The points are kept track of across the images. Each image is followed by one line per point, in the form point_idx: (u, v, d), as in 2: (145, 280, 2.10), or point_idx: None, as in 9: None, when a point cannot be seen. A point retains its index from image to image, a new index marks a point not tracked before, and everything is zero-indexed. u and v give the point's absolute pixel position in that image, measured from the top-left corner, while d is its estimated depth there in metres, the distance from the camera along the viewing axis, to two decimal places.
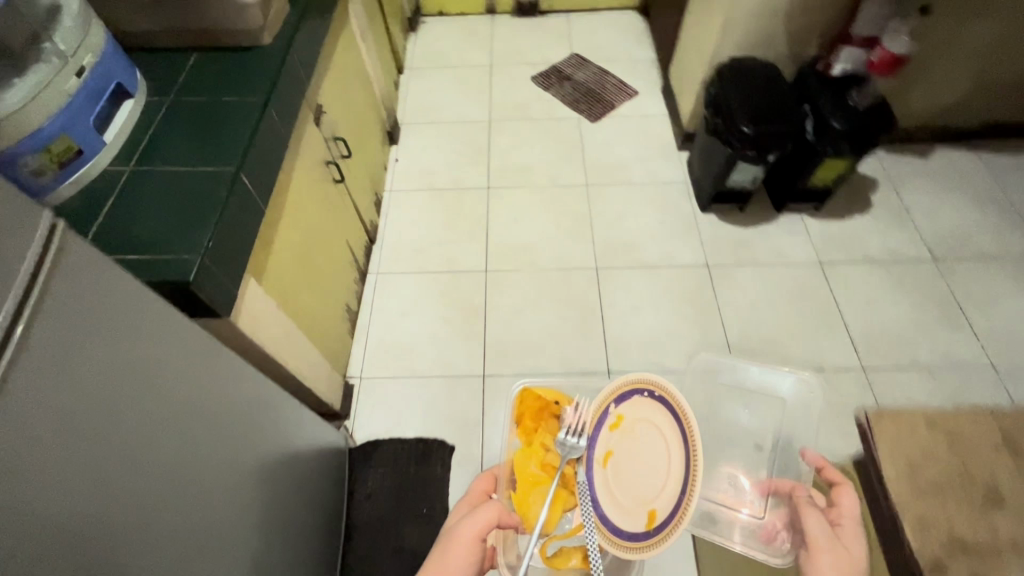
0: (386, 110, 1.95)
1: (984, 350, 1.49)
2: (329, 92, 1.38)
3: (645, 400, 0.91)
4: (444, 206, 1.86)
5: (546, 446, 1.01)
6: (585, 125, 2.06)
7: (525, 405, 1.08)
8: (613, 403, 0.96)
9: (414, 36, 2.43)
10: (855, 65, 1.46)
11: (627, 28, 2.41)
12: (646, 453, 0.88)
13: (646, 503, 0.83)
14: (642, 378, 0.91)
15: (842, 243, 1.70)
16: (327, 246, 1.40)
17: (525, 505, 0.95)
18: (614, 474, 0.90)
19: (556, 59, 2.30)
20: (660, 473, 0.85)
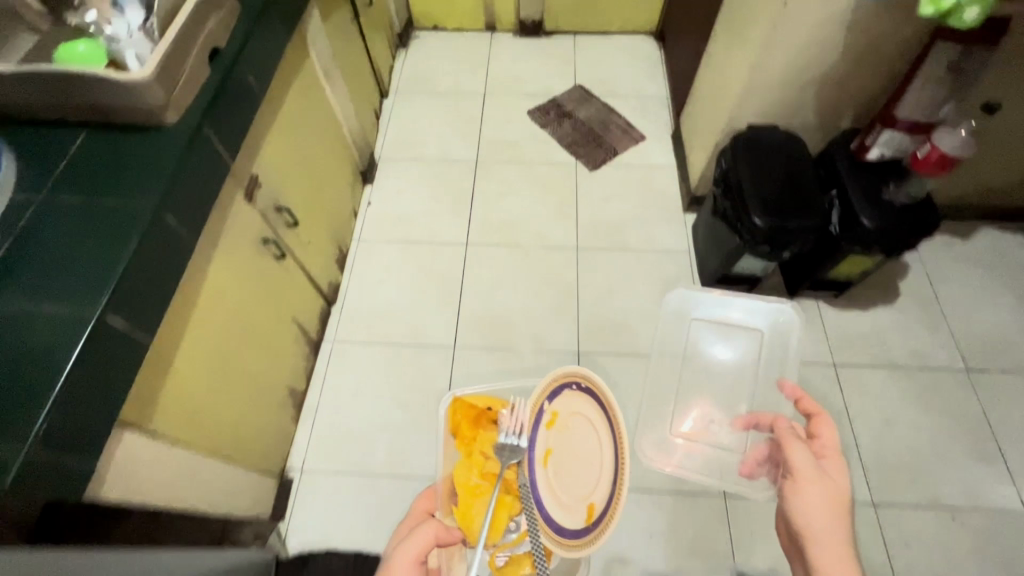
0: (361, 147, 1.75)
1: (1016, 491, 1.29)
2: (272, 155, 1.18)
3: (573, 395, 1.06)
4: (416, 263, 1.67)
5: (484, 454, 1.05)
6: (582, 174, 1.84)
7: (463, 410, 1.11)
8: (545, 403, 1.04)
9: (404, 53, 2.21)
10: (894, 151, 1.23)
11: (639, 56, 2.17)
12: (581, 450, 1.04)
13: (586, 498, 0.99)
14: (570, 373, 1.05)
15: (861, 341, 1.49)
16: (265, 330, 1.22)
17: (469, 519, 0.96)
18: (553, 471, 1.01)
19: (558, 90, 2.07)
20: (591, 462, 1.02)
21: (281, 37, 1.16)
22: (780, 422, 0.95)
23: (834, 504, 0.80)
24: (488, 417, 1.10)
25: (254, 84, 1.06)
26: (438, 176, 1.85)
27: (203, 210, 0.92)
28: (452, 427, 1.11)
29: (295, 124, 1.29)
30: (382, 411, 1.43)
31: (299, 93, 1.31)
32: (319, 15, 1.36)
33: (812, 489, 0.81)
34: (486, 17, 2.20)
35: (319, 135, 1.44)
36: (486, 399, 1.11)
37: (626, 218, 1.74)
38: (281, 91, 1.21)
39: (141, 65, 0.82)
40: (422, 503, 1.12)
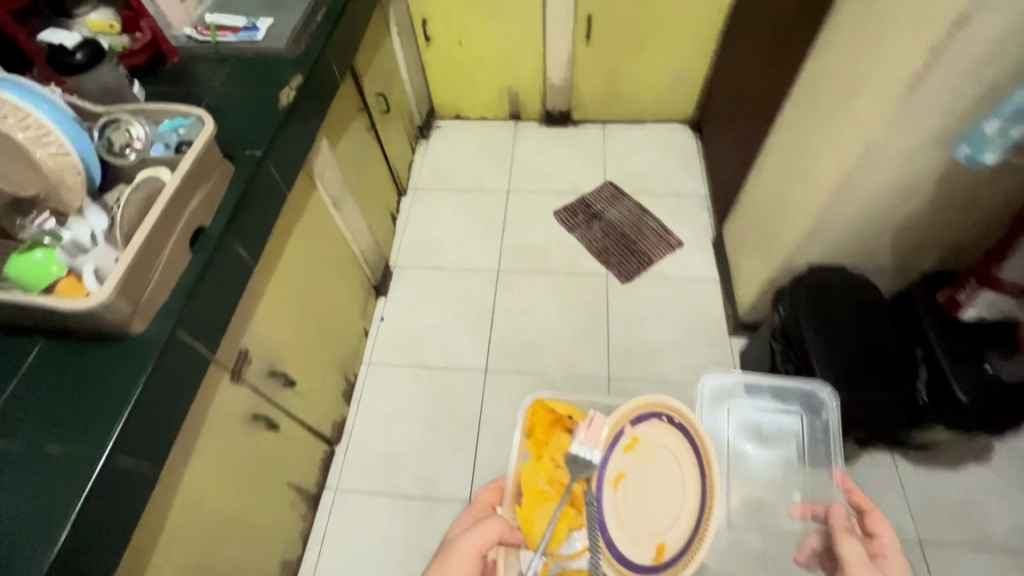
0: (375, 261, 1.63)
1: None
2: (266, 319, 1.05)
3: (662, 423, 0.88)
4: (430, 395, 1.53)
5: (553, 461, 0.91)
6: (613, 287, 1.68)
7: (539, 413, 0.99)
8: (628, 423, 0.89)
9: (424, 145, 2.11)
10: (998, 312, 1.03)
11: (674, 148, 2.01)
12: (661, 477, 0.87)
13: (655, 535, 0.83)
14: (660, 402, 0.86)
15: (951, 511, 1.25)
16: (254, 511, 1.08)
17: (529, 525, 0.86)
18: (624, 497, 0.87)
19: (587, 187, 1.93)
20: (670, 499, 0.85)
21: (282, 189, 1.04)
22: (833, 510, 0.90)
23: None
24: (564, 425, 0.97)
25: (245, 255, 0.93)
26: (456, 288, 1.72)
27: (170, 431, 0.79)
28: (527, 424, 1.00)
29: (296, 271, 1.17)
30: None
31: (302, 237, 1.19)
32: (327, 147, 1.25)
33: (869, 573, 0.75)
34: (511, 107, 2.08)
35: (326, 268, 1.32)
36: (566, 405, 0.99)
37: (662, 342, 1.57)
38: (280, 243, 1.09)
39: (97, 284, 0.70)
40: (483, 499, 1.00)
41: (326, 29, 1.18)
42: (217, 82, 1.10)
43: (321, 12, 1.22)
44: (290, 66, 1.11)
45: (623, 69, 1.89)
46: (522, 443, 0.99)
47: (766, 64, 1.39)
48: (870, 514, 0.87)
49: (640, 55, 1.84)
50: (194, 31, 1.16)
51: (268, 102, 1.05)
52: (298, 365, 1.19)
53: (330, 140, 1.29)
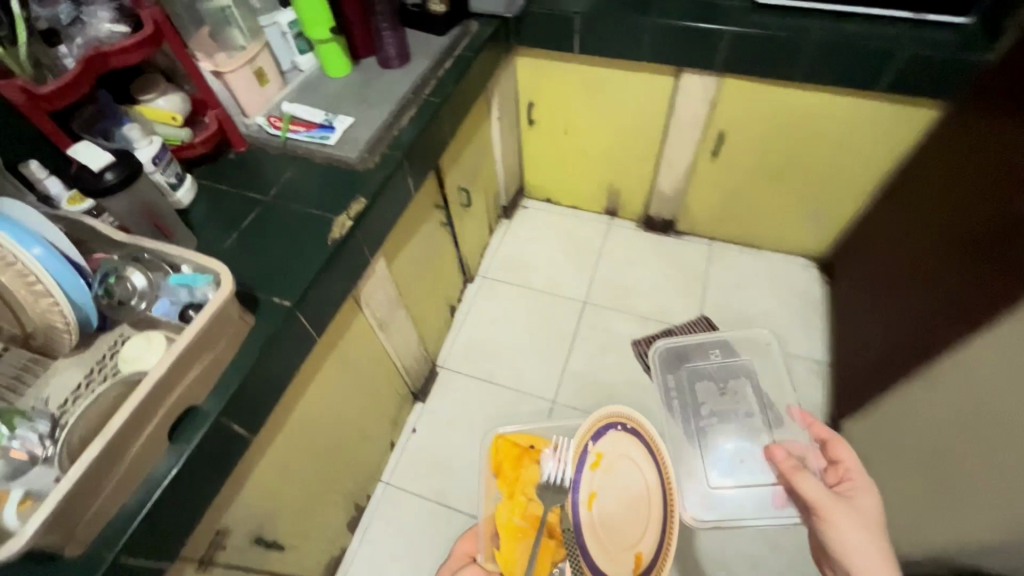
0: (420, 366, 1.45)
1: None
2: (261, 483, 0.89)
3: (621, 434, 1.17)
4: (443, 543, 1.32)
5: (525, 496, 1.23)
6: (685, 457, 1.40)
7: (504, 444, 1.33)
8: (591, 441, 1.18)
9: (505, 223, 1.91)
10: None
11: (792, 292, 1.68)
12: (625, 481, 1.15)
13: (632, 548, 1.10)
14: (616, 415, 1.17)
15: None
16: None
17: (509, 561, 1.16)
18: (596, 509, 1.16)
19: (676, 318, 1.66)
20: (639, 510, 1.12)
21: (312, 340, 0.87)
22: (775, 452, 0.96)
23: (876, 523, 0.84)
24: (530, 454, 1.32)
25: (243, 433, 0.77)
26: (501, 413, 1.50)
27: None
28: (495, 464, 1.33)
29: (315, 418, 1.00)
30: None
31: (330, 375, 1.02)
32: (384, 270, 1.09)
33: (848, 514, 0.84)
34: (609, 203, 1.84)
35: (356, 396, 1.15)
36: (525, 435, 1.34)
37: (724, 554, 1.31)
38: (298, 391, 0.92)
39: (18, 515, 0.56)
40: (462, 551, 1.22)
41: (407, 143, 1.02)
42: (273, 191, 0.96)
43: (408, 119, 1.06)
44: (356, 187, 0.95)
45: (747, 193, 1.60)
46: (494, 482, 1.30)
47: (945, 258, 1.07)
48: (832, 445, 0.99)
49: (772, 184, 1.54)
50: (268, 123, 1.03)
51: (319, 233, 0.89)
52: (295, 518, 1.03)
53: (390, 258, 1.12)
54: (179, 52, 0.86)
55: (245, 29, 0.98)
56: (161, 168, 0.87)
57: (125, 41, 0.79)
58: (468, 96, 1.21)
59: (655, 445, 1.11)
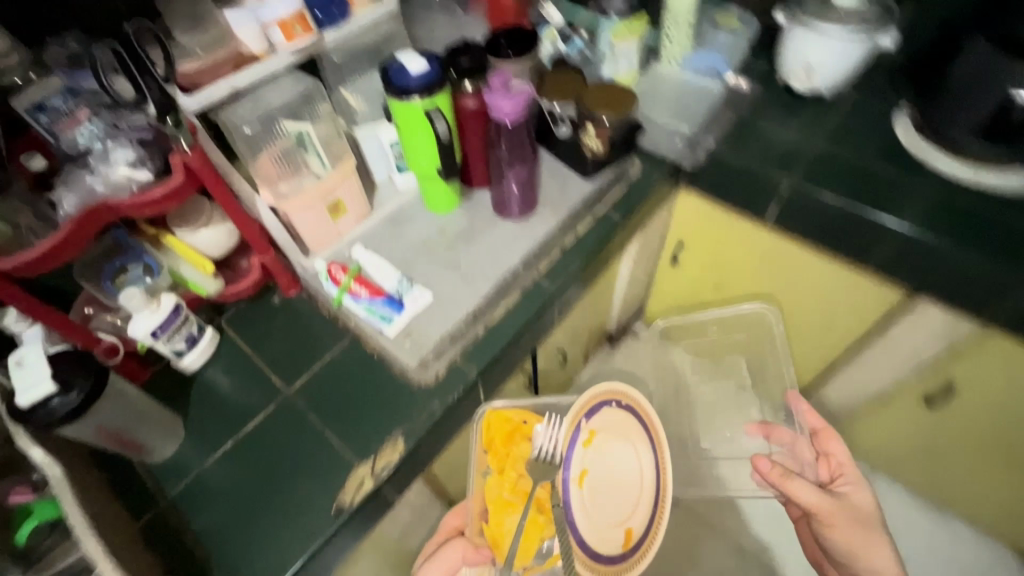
0: None
1: None
2: None
3: (618, 411, 0.94)
4: None
5: (518, 471, 0.97)
6: None
7: (496, 420, 0.94)
8: (584, 418, 0.90)
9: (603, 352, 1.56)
10: None
11: None
12: (621, 468, 0.95)
13: (620, 521, 0.91)
14: (617, 392, 0.93)
15: None
16: None
17: (497, 537, 0.95)
18: (586, 492, 0.90)
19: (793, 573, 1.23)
20: (623, 501, 0.93)
21: None
22: (760, 462, 0.84)
23: (870, 517, 0.84)
24: (523, 432, 0.97)
25: None
26: None
27: None
28: (484, 440, 0.96)
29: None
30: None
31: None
32: (418, 487, 0.82)
33: (852, 528, 0.82)
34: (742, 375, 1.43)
35: None
36: (521, 409, 1.00)
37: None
38: None
39: None
40: (449, 525, 0.97)
41: (490, 357, 0.72)
42: (297, 381, 0.72)
43: (504, 312, 0.76)
44: (398, 418, 0.67)
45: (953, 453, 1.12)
46: (481, 457, 0.96)
47: None
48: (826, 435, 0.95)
49: (1005, 465, 1.05)
50: (328, 276, 0.77)
51: (328, 488, 0.64)
52: None
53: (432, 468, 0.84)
54: (216, 195, 0.62)
55: (321, 149, 0.72)
56: (165, 338, 0.66)
57: (135, 190, 0.56)
58: (597, 269, 0.89)
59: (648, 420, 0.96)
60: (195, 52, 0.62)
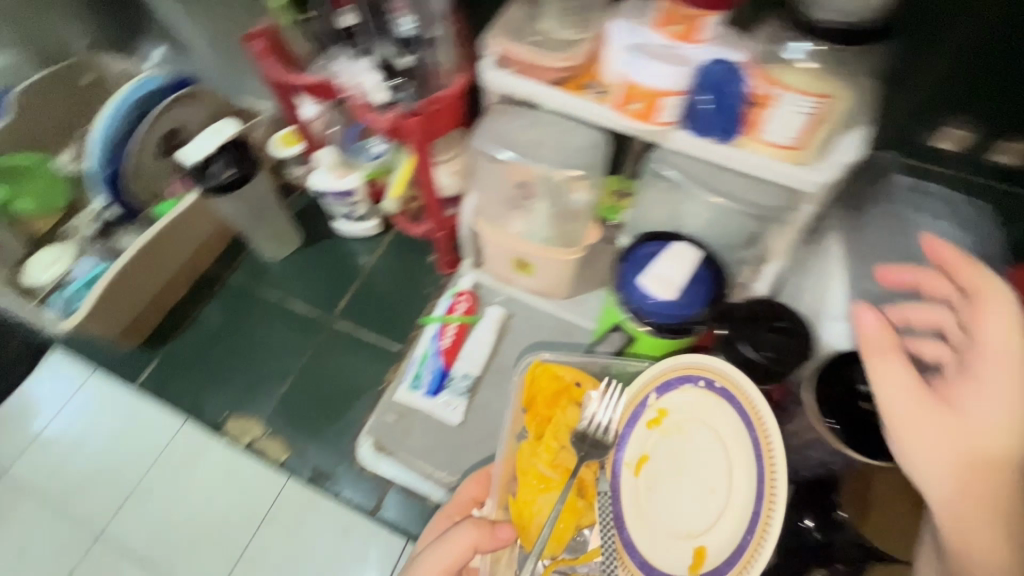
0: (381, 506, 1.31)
1: None
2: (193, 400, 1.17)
3: (704, 397, 0.69)
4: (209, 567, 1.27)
5: (559, 444, 0.82)
6: None
7: (543, 376, 0.87)
8: (654, 391, 0.73)
9: None
10: None
11: None
12: (704, 471, 0.66)
13: (690, 532, 0.65)
14: (699, 364, 0.69)
15: None
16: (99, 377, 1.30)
17: (526, 517, 0.78)
18: (654, 495, 0.70)
19: None
20: (713, 491, 0.64)
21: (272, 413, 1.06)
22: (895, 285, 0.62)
23: (984, 444, 0.45)
24: (569, 395, 0.85)
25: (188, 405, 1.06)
26: None
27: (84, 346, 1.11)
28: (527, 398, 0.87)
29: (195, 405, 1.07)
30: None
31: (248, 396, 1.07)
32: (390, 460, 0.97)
33: (939, 426, 0.46)
34: None
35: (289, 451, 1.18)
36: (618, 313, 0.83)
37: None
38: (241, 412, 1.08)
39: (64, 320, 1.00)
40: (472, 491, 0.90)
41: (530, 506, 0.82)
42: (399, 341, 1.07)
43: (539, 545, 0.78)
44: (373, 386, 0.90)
45: None
46: (517, 419, 0.86)
47: None
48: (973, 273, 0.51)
49: None
50: (453, 297, 1.01)
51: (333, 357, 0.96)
52: None
53: (384, 442, 0.99)
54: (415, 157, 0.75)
55: (551, 221, 0.76)
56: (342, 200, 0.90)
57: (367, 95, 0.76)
58: None
59: (757, 428, 0.61)
60: (533, 44, 0.69)
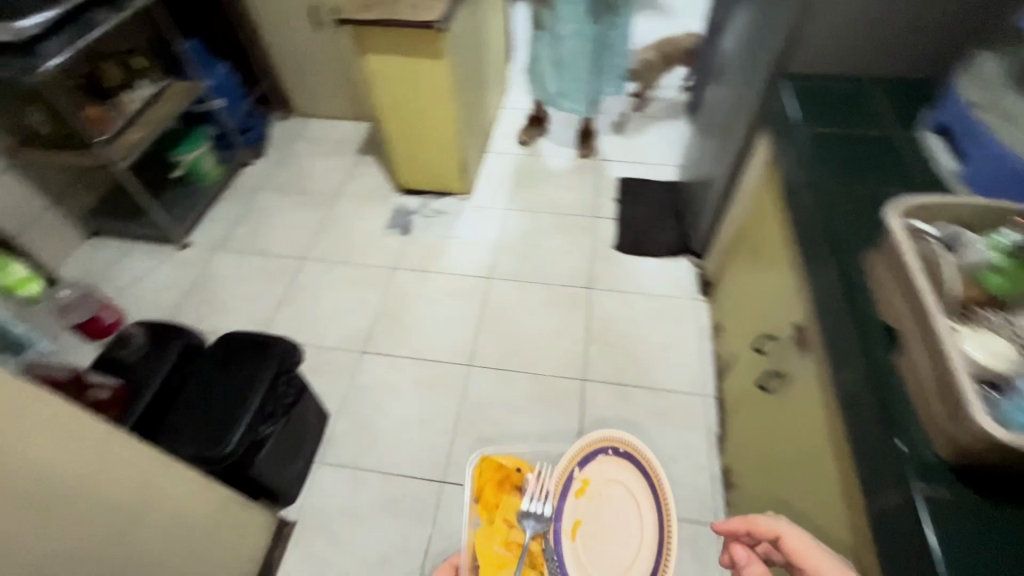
0: None
1: (243, 223, 2.04)
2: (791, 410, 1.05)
3: (608, 461, 1.07)
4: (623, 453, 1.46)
5: (508, 523, 1.02)
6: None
7: (488, 467, 1.06)
8: (576, 468, 1.08)
9: None
10: (105, 380, 1.10)
11: None
12: (619, 515, 1.02)
13: (624, 567, 0.98)
14: (607, 439, 1.06)
15: (249, 320, 1.75)
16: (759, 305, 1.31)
17: None
18: (582, 544, 1.03)
19: None
20: (630, 532, 1.00)
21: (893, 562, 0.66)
22: None
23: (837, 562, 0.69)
24: (512, 484, 1.07)
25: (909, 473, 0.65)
26: None
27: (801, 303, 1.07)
28: (475, 488, 1.05)
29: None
30: (583, 271, 1.85)
31: None
32: None
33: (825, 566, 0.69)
34: None
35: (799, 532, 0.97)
36: None
37: (341, 472, 1.42)
38: (809, 468, 0.95)
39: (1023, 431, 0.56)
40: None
41: None
42: None
43: None
44: None
45: None
46: (473, 506, 1.05)
47: None
48: None
49: None
50: None
51: None
52: (750, 404, 1.28)
53: None
54: None
55: None
56: None
57: None
58: None
59: (654, 473, 0.99)
60: None
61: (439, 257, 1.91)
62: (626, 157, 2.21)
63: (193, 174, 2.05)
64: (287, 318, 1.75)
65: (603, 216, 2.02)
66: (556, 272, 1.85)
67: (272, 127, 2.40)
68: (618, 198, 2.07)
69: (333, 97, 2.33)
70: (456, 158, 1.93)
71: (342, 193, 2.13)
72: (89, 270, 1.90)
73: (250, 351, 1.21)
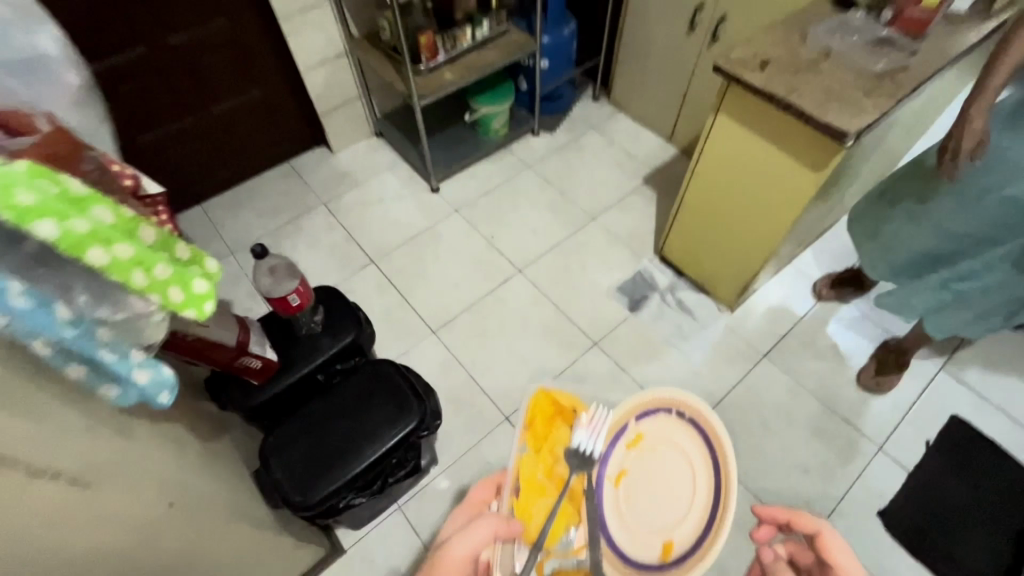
0: None
1: (492, 195, 1.91)
2: None
3: (672, 422, 0.77)
4: None
5: (554, 457, 0.84)
6: None
7: (542, 402, 0.87)
8: (631, 418, 0.80)
9: None
10: (265, 350, 1.05)
11: None
12: (672, 479, 0.76)
13: (662, 531, 0.74)
14: (674, 398, 0.77)
15: (435, 304, 1.66)
16: None
17: (525, 510, 0.80)
18: (625, 496, 0.78)
19: None
20: (679, 499, 0.75)
21: None
22: None
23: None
24: (565, 419, 0.86)
25: None
26: None
27: None
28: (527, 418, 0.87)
29: None
30: (809, 509, 1.30)
31: None
32: None
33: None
34: None
35: None
36: None
37: (409, 533, 1.28)
38: None
39: None
40: (479, 495, 0.86)
41: None
42: None
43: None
44: None
45: None
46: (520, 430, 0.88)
47: None
48: None
49: None
50: None
51: None
52: None
53: None
54: None
55: None
56: None
57: None
58: None
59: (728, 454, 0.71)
60: None
61: (648, 360, 1.53)
62: (989, 395, 1.44)
63: (481, 125, 1.95)
64: (467, 325, 1.61)
65: (893, 455, 1.36)
66: (773, 480, 1.34)
67: (580, 103, 2.15)
68: (934, 444, 1.37)
69: (657, 106, 1.96)
70: (745, 274, 1.46)
71: (598, 217, 1.83)
72: (355, 167, 2.00)
73: (390, 403, 1.05)
